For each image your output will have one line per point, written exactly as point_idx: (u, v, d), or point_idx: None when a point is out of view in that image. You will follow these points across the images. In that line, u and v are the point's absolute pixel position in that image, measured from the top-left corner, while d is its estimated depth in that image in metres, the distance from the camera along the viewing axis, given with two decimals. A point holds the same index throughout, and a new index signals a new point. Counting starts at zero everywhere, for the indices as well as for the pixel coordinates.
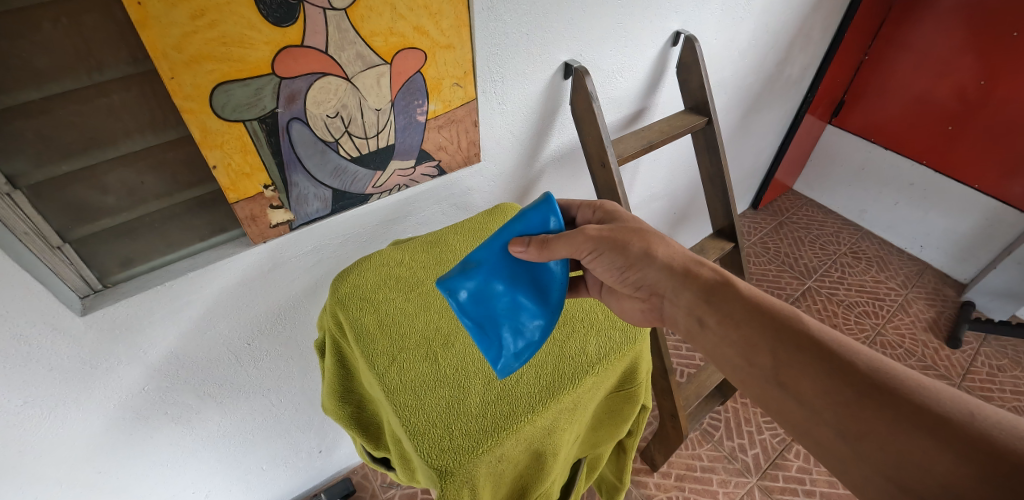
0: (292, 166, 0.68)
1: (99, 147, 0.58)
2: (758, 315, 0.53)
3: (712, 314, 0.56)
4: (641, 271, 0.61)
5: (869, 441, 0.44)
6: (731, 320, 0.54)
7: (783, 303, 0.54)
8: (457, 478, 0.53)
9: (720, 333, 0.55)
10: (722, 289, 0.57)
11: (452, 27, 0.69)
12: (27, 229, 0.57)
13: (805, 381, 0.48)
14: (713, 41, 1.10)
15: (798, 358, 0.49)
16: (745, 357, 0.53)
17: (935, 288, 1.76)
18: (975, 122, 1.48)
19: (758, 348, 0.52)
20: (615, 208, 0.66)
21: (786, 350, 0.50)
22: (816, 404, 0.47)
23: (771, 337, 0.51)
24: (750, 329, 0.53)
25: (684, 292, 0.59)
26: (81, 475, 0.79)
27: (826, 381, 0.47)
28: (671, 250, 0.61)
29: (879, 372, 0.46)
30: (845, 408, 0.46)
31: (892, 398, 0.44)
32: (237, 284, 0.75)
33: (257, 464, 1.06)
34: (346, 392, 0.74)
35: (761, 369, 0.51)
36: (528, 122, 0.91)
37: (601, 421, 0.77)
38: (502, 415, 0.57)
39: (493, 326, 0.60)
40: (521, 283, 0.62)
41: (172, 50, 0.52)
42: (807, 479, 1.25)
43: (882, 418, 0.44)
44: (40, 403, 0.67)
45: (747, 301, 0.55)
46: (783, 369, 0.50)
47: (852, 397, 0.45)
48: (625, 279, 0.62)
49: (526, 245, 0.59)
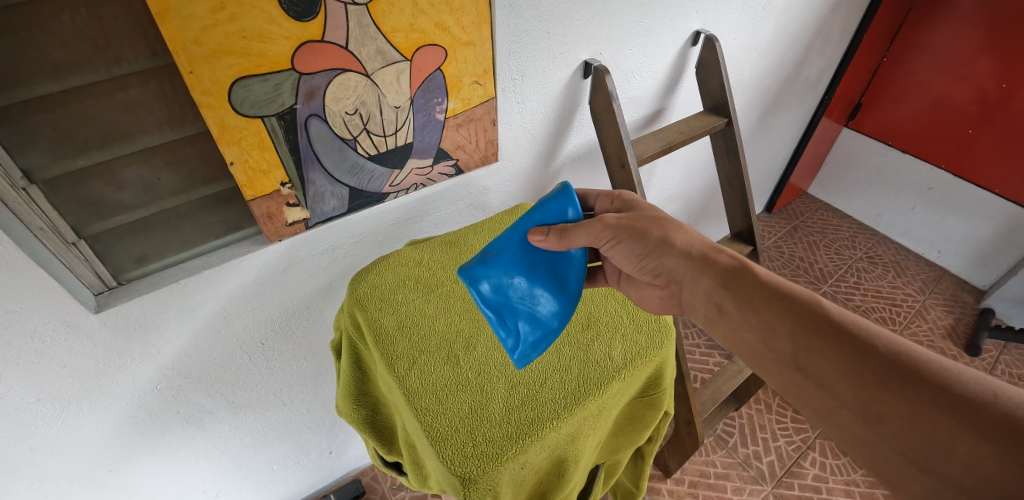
0: (309, 163, 0.67)
1: (115, 142, 0.57)
2: (776, 300, 0.52)
3: (730, 301, 0.54)
4: (659, 259, 0.59)
5: (891, 423, 0.43)
6: (749, 307, 0.53)
7: (802, 288, 0.53)
8: (480, 486, 0.52)
9: (737, 320, 0.54)
10: (742, 274, 0.55)
11: (473, 24, 0.68)
12: (43, 224, 0.55)
13: (826, 365, 0.46)
14: (733, 41, 1.08)
15: (817, 342, 0.48)
16: (762, 342, 0.51)
17: (953, 294, 1.73)
18: (995, 125, 1.45)
19: (777, 332, 0.50)
20: (634, 197, 0.65)
21: (806, 334, 0.48)
22: (836, 388, 0.46)
23: (789, 323, 0.50)
24: (768, 314, 0.51)
25: (701, 279, 0.57)
26: (92, 474, 0.79)
27: (846, 364, 0.45)
28: (688, 236, 0.59)
29: (900, 353, 0.44)
30: (865, 391, 0.44)
31: (912, 380, 0.43)
32: (252, 283, 0.74)
33: (268, 464, 1.05)
34: (362, 394, 0.72)
35: (779, 354, 0.50)
36: (547, 121, 0.90)
37: (622, 427, 0.76)
38: (526, 420, 0.56)
39: (509, 316, 0.58)
40: (540, 273, 0.59)
41: (192, 43, 0.51)
42: (823, 487, 1.23)
43: (903, 400, 0.42)
44: (52, 401, 0.66)
45: (766, 288, 0.53)
46: (803, 354, 0.48)
47: (873, 380, 0.44)
48: (643, 266, 0.60)
49: (546, 234, 0.57)
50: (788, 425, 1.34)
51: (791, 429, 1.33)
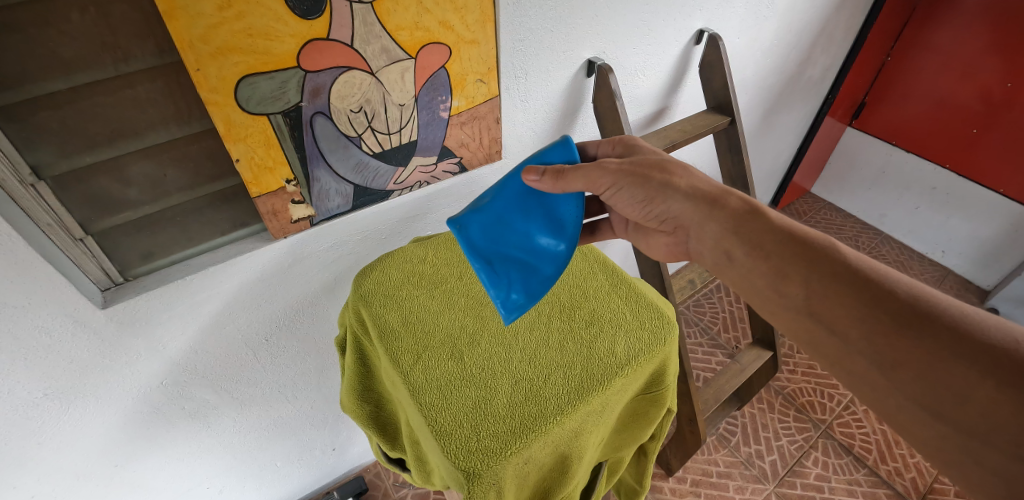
0: (314, 160, 0.67)
1: (123, 138, 0.58)
2: (791, 248, 0.52)
3: (741, 249, 0.54)
4: (665, 203, 0.59)
5: (906, 369, 0.43)
6: (761, 253, 0.53)
7: (816, 233, 0.53)
8: (484, 480, 0.52)
9: (749, 267, 0.54)
10: (753, 220, 0.55)
11: (477, 22, 0.68)
12: (51, 221, 0.56)
13: (841, 312, 0.47)
14: (736, 40, 1.08)
15: (832, 288, 0.48)
16: (775, 288, 0.51)
17: (957, 294, 1.73)
18: (999, 125, 1.44)
19: (790, 278, 0.51)
20: (636, 142, 0.65)
21: (820, 281, 0.49)
22: (849, 335, 0.46)
23: (804, 270, 0.50)
24: (782, 261, 0.51)
25: (708, 224, 0.57)
26: (98, 468, 0.79)
27: (863, 310, 0.46)
28: (693, 178, 0.59)
29: (917, 300, 0.45)
30: (882, 336, 0.44)
31: (930, 325, 0.43)
32: (257, 279, 0.74)
33: (272, 461, 1.06)
34: (366, 390, 0.73)
35: (791, 300, 0.50)
36: (550, 120, 0.90)
37: (625, 424, 0.76)
38: (529, 415, 0.56)
39: (504, 263, 0.60)
40: (535, 218, 0.61)
41: (199, 41, 0.51)
42: (826, 486, 1.23)
43: (920, 346, 0.43)
44: (59, 395, 0.67)
45: (780, 235, 0.53)
46: (817, 300, 0.49)
47: (889, 326, 0.44)
48: (647, 213, 0.61)
49: (541, 174, 0.57)
50: (791, 424, 1.34)
51: (793, 429, 1.33)
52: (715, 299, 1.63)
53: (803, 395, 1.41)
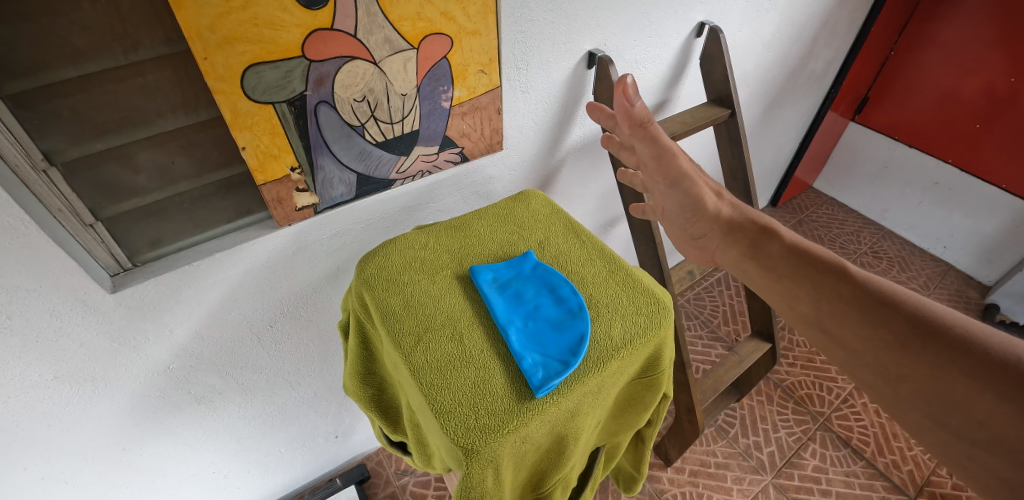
0: (319, 149, 0.69)
1: (132, 126, 0.59)
2: (799, 269, 0.57)
3: (755, 268, 0.61)
4: (701, 225, 0.68)
5: (909, 382, 0.47)
6: (773, 275, 0.59)
7: (828, 255, 0.58)
8: (482, 456, 0.54)
9: (763, 283, 0.61)
10: (768, 244, 0.61)
11: (478, 13, 0.69)
12: (62, 206, 0.58)
13: (849, 330, 0.52)
14: (736, 34, 1.09)
15: (838, 308, 0.53)
16: (787, 306, 0.57)
17: (958, 290, 1.73)
18: (1002, 120, 1.44)
19: (800, 298, 0.56)
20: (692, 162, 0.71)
21: (828, 301, 0.54)
22: (856, 349, 0.51)
23: (813, 290, 0.55)
24: (791, 282, 0.57)
25: (730, 251, 0.65)
26: (104, 451, 0.81)
27: (868, 330, 0.50)
28: (736, 209, 0.67)
29: (923, 318, 0.48)
30: (886, 352, 0.49)
31: (934, 344, 0.46)
32: (262, 266, 0.76)
33: (276, 447, 1.08)
34: (368, 374, 0.74)
35: (802, 315, 0.56)
36: (550, 112, 0.91)
37: (621, 409, 0.77)
38: (526, 394, 0.58)
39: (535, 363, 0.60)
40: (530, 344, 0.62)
41: (206, 30, 0.52)
42: (823, 478, 1.24)
43: (923, 363, 0.46)
44: (70, 378, 0.69)
45: (792, 257, 0.59)
46: (827, 318, 0.53)
47: (893, 344, 0.48)
48: (686, 228, 0.70)
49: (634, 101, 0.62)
50: (790, 416, 1.35)
51: (792, 421, 1.34)
52: (716, 292, 1.64)
53: (802, 388, 1.41)
